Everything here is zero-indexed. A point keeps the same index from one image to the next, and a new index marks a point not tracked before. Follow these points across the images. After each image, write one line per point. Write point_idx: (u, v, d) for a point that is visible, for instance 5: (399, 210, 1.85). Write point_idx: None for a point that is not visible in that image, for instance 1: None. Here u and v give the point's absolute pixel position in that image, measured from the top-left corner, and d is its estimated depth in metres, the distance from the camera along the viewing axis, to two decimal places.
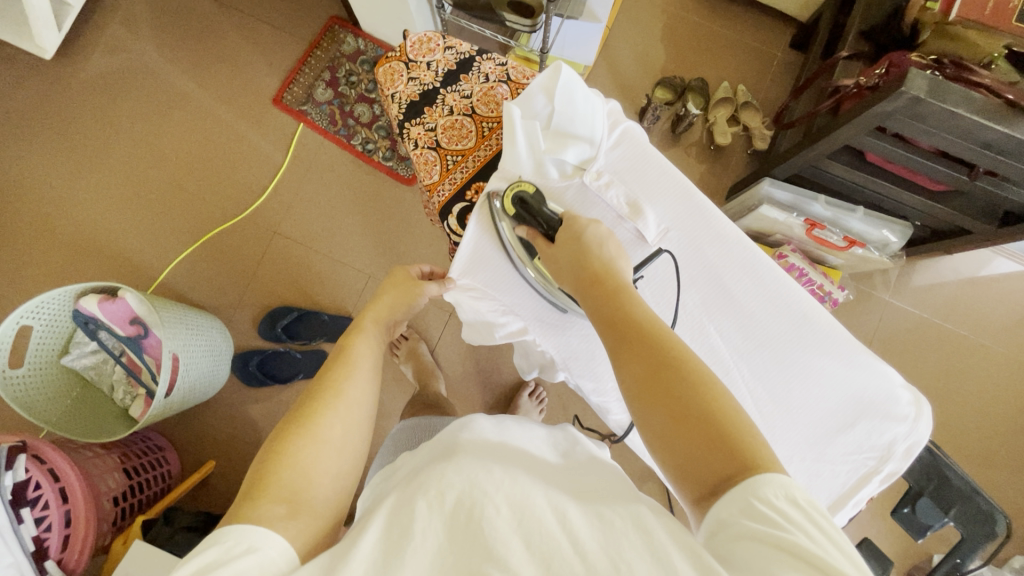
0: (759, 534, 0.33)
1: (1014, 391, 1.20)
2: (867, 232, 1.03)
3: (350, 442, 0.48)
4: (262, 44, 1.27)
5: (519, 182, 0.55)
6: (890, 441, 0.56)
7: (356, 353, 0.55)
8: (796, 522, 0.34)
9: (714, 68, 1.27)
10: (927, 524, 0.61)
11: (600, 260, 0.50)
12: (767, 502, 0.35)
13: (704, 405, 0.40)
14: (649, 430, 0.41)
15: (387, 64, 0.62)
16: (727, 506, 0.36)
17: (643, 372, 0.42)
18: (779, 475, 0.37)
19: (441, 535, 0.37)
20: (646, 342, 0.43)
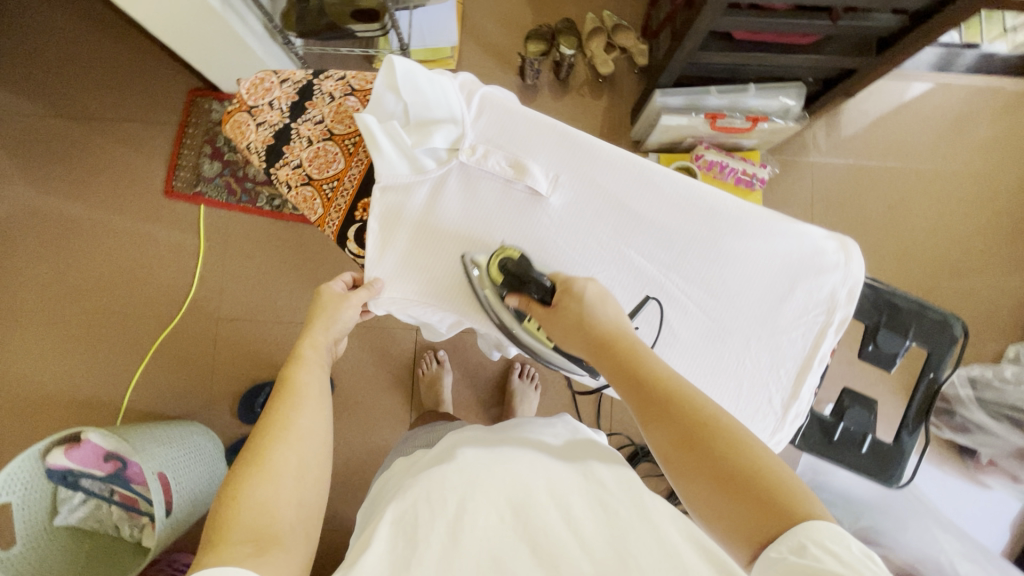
0: (813, 574, 0.32)
1: (955, 199, 1.24)
2: (766, 105, 1.04)
3: (309, 471, 0.47)
4: (133, 141, 1.22)
5: (502, 251, 0.56)
6: (830, 291, 0.57)
7: (294, 378, 0.53)
8: (854, 568, 0.32)
9: (574, 3, 1.27)
10: (894, 353, 0.60)
11: (606, 323, 0.50)
12: (820, 543, 0.34)
13: (761, 478, 0.38)
14: (703, 506, 0.39)
15: (231, 118, 0.60)
16: (777, 545, 0.35)
17: (680, 451, 0.41)
18: (832, 523, 0.35)
19: (440, 534, 0.42)
20: (688, 413, 0.42)
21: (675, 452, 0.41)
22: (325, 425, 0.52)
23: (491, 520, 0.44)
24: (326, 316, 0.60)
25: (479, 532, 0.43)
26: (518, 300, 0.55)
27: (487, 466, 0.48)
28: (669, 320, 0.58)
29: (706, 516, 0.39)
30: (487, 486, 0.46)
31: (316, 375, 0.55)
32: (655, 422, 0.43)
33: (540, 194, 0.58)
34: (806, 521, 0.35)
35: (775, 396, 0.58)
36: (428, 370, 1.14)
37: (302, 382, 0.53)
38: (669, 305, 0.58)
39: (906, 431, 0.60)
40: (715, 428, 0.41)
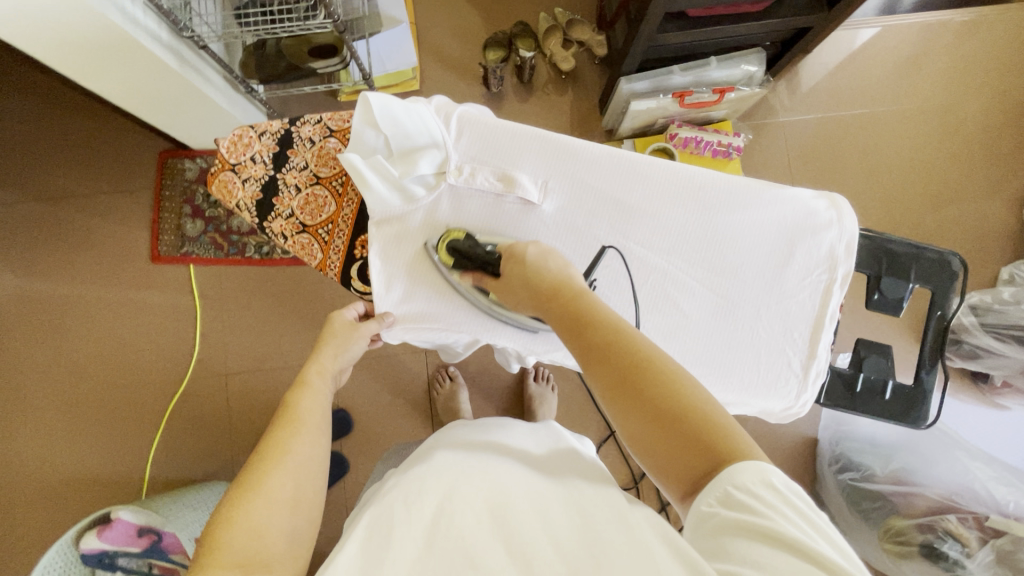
0: (741, 524, 0.35)
1: (926, 135, 1.27)
2: (731, 75, 1.05)
3: (303, 502, 0.47)
4: (111, 213, 1.21)
5: (448, 232, 0.56)
6: (829, 249, 0.58)
7: (296, 405, 0.53)
8: (774, 504, 0.35)
9: (525, 5, 1.28)
10: (899, 298, 0.61)
11: (553, 273, 0.52)
12: (744, 488, 0.37)
13: (692, 417, 0.41)
14: (641, 445, 0.43)
15: (216, 179, 0.60)
16: (706, 496, 0.38)
17: (620, 392, 0.44)
18: (752, 460, 0.38)
19: (419, 544, 0.42)
20: (624, 355, 0.44)
21: (614, 393, 0.44)
22: (322, 452, 0.51)
23: (472, 523, 0.43)
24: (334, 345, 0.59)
25: (461, 535, 0.42)
26: (472, 278, 0.56)
27: (471, 476, 0.48)
28: (679, 303, 0.59)
29: (645, 455, 0.43)
30: (470, 493, 0.46)
31: (319, 402, 0.54)
32: (599, 365, 0.45)
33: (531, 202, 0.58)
34: (735, 464, 0.38)
35: (793, 359, 0.59)
36: (443, 387, 1.13)
37: (305, 409, 0.53)
38: (676, 289, 0.59)
39: (923, 370, 0.61)
40: (649, 368, 0.43)
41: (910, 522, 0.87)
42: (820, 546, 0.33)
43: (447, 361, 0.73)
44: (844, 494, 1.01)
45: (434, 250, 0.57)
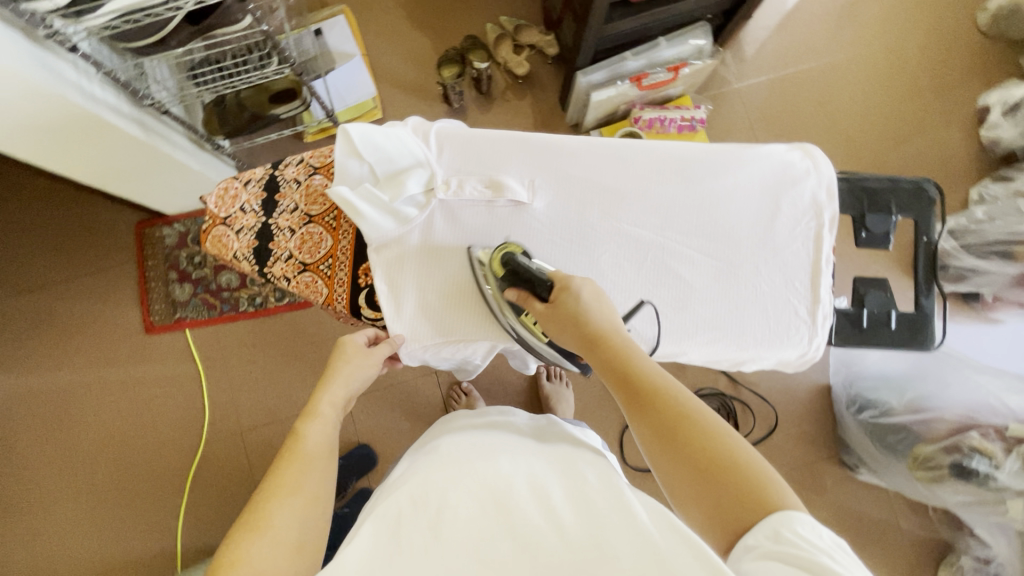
0: (793, 558, 0.37)
1: (873, 77, 1.32)
2: (681, 52, 1.08)
3: (307, 542, 0.47)
4: (96, 292, 1.20)
5: (506, 245, 0.56)
6: (811, 195, 0.60)
7: (304, 436, 0.53)
8: (825, 551, 0.37)
9: (470, 19, 1.31)
10: (886, 231, 0.63)
11: (601, 321, 0.52)
12: (792, 529, 0.39)
13: (736, 472, 0.43)
14: (684, 494, 0.44)
15: (210, 236, 0.61)
16: (755, 534, 0.40)
17: (667, 440, 0.46)
18: (797, 512, 0.41)
19: (425, 539, 0.41)
20: (669, 409, 0.47)
21: (659, 445, 0.46)
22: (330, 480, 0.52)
23: (473, 514, 0.42)
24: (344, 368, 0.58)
25: (463, 523, 0.42)
26: (518, 295, 0.55)
27: (470, 468, 0.48)
28: (680, 271, 0.60)
29: (685, 503, 0.45)
30: (472, 484, 0.46)
31: (325, 430, 0.54)
32: (647, 413, 0.47)
33: (521, 201, 0.59)
34: (781, 513, 0.40)
35: (799, 307, 0.60)
36: (460, 403, 1.13)
37: (309, 437, 0.53)
38: (675, 260, 0.60)
39: (922, 295, 0.63)
40: (692, 424, 0.46)
41: (936, 447, 0.91)
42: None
43: (465, 377, 0.75)
44: (868, 433, 1.04)
45: (489, 262, 0.57)
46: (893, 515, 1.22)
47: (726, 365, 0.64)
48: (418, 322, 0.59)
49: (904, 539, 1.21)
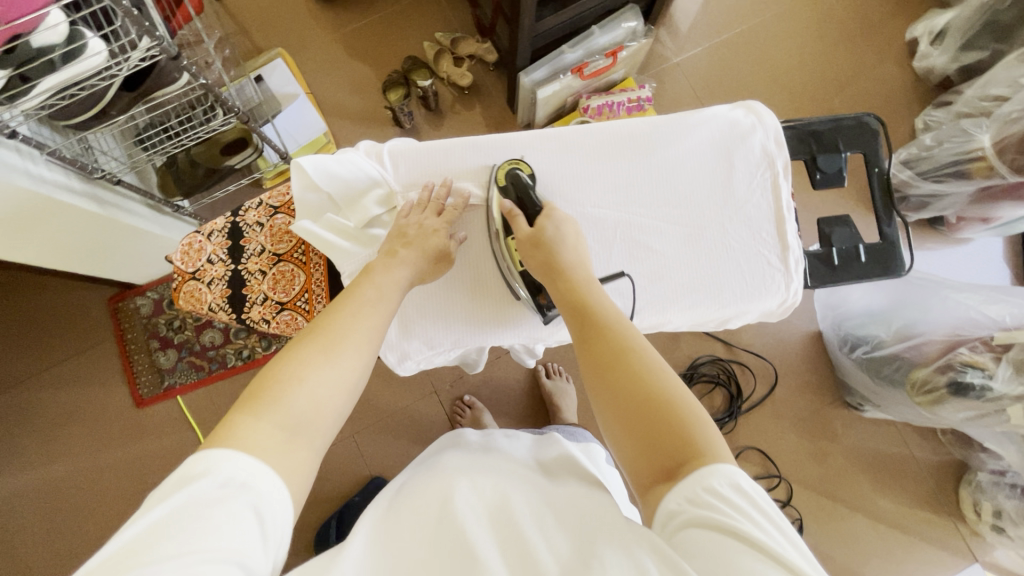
0: (709, 522, 0.39)
1: (804, 29, 1.36)
2: (615, 36, 1.11)
3: (336, 408, 0.45)
4: (78, 377, 1.17)
5: (515, 161, 0.60)
6: (761, 148, 0.62)
7: (341, 345, 0.47)
8: (740, 510, 0.39)
9: (407, 41, 1.32)
10: (838, 168, 0.65)
11: (567, 256, 0.55)
12: (714, 491, 0.40)
13: (669, 414, 0.46)
14: (618, 429, 0.47)
15: (181, 293, 0.61)
16: (675, 496, 0.42)
17: (605, 369, 0.49)
18: (721, 464, 0.42)
19: (418, 551, 0.44)
20: (618, 344, 0.50)
21: (605, 373, 0.49)
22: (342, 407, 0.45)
23: (474, 524, 0.45)
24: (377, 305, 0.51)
25: (460, 529, 0.45)
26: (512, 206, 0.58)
27: (474, 482, 0.51)
28: (649, 242, 0.62)
29: (612, 432, 0.48)
30: (476, 499, 0.49)
31: (358, 356, 0.47)
32: (596, 342, 0.50)
33: (471, 197, 0.61)
34: (707, 464, 0.42)
35: (771, 256, 0.62)
36: (466, 417, 1.13)
37: (346, 341, 0.48)
38: (642, 233, 0.61)
39: (883, 223, 0.64)
40: (637, 361, 0.49)
41: (929, 369, 0.91)
42: (786, 552, 0.36)
43: (468, 373, 0.76)
44: (866, 370, 1.05)
45: (493, 173, 0.60)
46: (905, 445, 1.24)
47: (712, 324, 0.65)
48: (402, 339, 0.61)
49: (919, 466, 1.24)
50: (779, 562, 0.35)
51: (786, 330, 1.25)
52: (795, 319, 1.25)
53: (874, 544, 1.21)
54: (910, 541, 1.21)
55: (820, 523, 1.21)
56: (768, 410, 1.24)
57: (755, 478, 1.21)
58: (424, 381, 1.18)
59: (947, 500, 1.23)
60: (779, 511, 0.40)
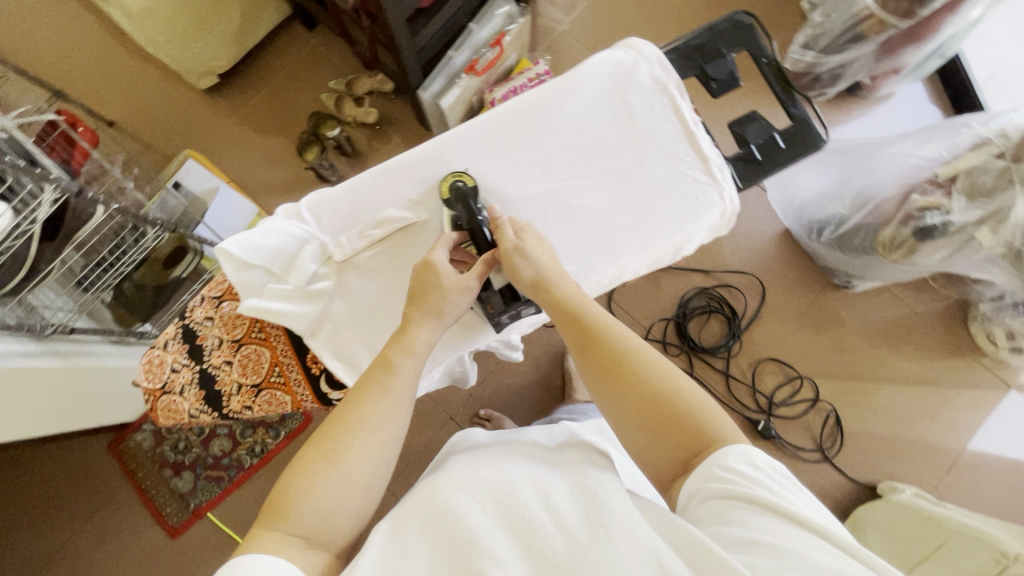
0: (731, 494, 0.43)
1: None
2: (494, 25, 1.13)
3: (368, 486, 0.47)
4: (105, 530, 1.16)
5: (458, 173, 0.60)
6: (650, 78, 0.63)
7: (344, 450, 0.46)
8: (757, 478, 0.44)
9: (305, 100, 1.33)
10: (730, 71, 0.66)
11: (548, 265, 0.57)
12: (731, 468, 0.45)
13: (676, 405, 0.49)
14: (630, 422, 0.50)
15: (161, 408, 0.61)
16: (695, 479, 0.46)
17: (611, 371, 0.52)
18: (733, 446, 0.47)
19: (426, 541, 0.46)
20: (616, 347, 0.53)
21: (611, 374, 0.52)
22: (350, 512, 0.46)
23: (476, 509, 0.47)
24: (382, 401, 0.50)
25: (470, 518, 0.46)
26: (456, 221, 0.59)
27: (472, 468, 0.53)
28: (579, 199, 0.62)
29: (625, 431, 0.50)
30: (474, 483, 0.50)
31: (368, 454, 0.47)
32: (596, 346, 0.54)
33: (399, 221, 0.61)
34: (724, 446, 0.47)
35: (695, 172, 0.63)
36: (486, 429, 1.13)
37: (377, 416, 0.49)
38: (570, 195, 0.63)
39: (789, 107, 0.66)
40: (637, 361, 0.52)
41: (892, 226, 0.93)
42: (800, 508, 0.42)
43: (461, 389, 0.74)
44: (839, 250, 1.07)
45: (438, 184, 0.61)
46: (904, 303, 1.26)
47: (669, 256, 0.66)
48: None
49: (924, 318, 1.26)
50: (795, 519, 0.41)
51: (756, 238, 1.27)
52: (760, 225, 1.27)
53: (909, 406, 1.23)
54: (940, 390, 1.23)
55: (854, 404, 1.22)
56: (767, 317, 1.25)
57: (778, 386, 1.22)
58: (437, 411, 1.19)
59: (961, 339, 1.25)
60: (793, 478, 0.45)
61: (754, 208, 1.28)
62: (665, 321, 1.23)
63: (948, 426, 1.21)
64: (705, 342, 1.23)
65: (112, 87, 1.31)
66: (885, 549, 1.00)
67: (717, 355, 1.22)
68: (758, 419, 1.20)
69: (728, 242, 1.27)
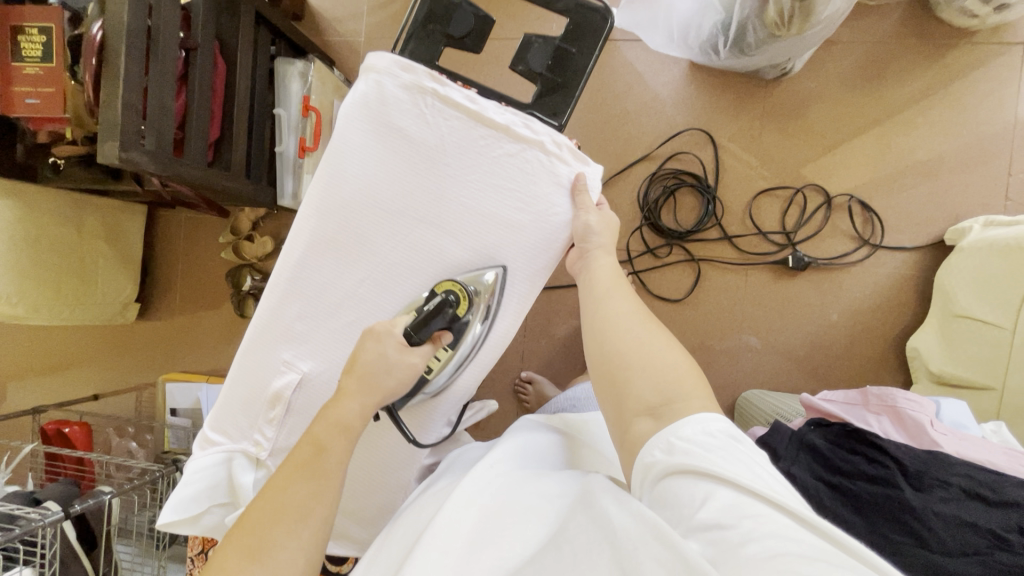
0: (685, 464, 0.44)
1: None
2: (295, 94, 1.05)
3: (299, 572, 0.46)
4: None
5: (455, 283, 0.57)
6: (399, 90, 0.56)
7: (251, 526, 0.46)
8: (711, 451, 0.44)
9: (214, 268, 1.34)
10: (471, 14, 0.57)
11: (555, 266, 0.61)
12: (685, 437, 0.46)
13: (659, 366, 0.52)
14: (611, 374, 0.54)
15: None
16: (652, 450, 0.47)
17: (609, 332, 0.56)
18: (694, 416, 0.48)
19: None
20: (620, 314, 0.57)
21: (608, 335, 0.56)
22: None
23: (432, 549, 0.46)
24: (309, 480, 0.49)
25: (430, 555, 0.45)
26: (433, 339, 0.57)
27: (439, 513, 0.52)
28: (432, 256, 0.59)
29: (605, 378, 0.55)
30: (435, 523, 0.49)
31: (300, 544, 0.46)
32: (607, 307, 0.57)
33: (292, 389, 0.60)
34: (689, 415, 0.48)
35: (504, 147, 0.56)
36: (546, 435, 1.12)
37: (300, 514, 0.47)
38: (416, 257, 0.59)
39: (551, 5, 0.55)
40: (639, 331, 0.55)
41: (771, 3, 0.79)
42: (762, 484, 0.41)
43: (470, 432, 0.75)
44: (745, 54, 0.94)
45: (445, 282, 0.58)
46: (860, 40, 1.08)
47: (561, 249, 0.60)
48: (370, 529, 0.64)
49: (891, 42, 1.07)
50: (748, 489, 0.40)
51: (668, 91, 1.13)
52: (665, 78, 1.13)
53: (928, 139, 1.07)
54: (950, 102, 1.06)
55: (869, 178, 1.08)
56: (732, 157, 1.12)
57: (783, 213, 1.10)
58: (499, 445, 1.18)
59: (940, 34, 1.05)
60: (750, 444, 0.46)
61: (647, 66, 1.14)
62: (639, 231, 1.14)
63: (979, 130, 1.05)
64: (687, 224, 1.12)
65: (75, 367, 1.39)
66: (979, 304, 0.89)
67: (707, 226, 1.12)
68: (785, 256, 1.10)
69: (646, 114, 1.14)
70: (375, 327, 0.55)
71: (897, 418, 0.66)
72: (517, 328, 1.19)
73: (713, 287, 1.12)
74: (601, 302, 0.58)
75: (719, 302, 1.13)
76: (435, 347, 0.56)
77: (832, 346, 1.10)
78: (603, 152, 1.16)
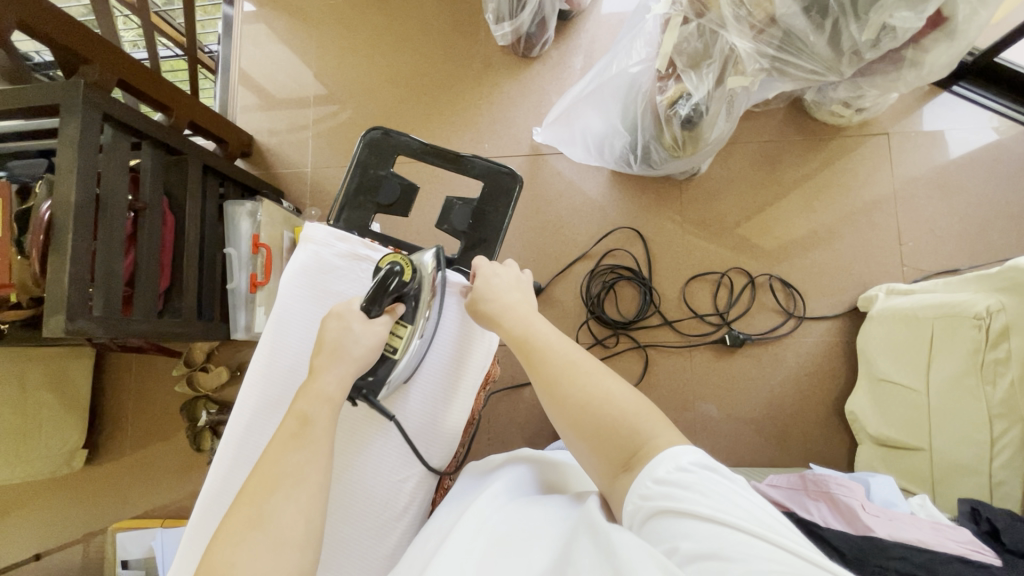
0: (666, 505, 0.45)
1: (343, 45, 1.36)
2: (245, 232, 1.10)
3: None
4: None
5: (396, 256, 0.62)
6: (338, 258, 0.64)
7: None
8: (688, 486, 0.45)
9: (167, 403, 1.31)
10: (397, 184, 0.65)
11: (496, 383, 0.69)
12: (662, 476, 0.47)
13: (613, 413, 0.54)
14: (577, 429, 0.55)
15: None
16: (632, 497, 0.49)
17: (558, 382, 0.57)
18: (663, 452, 0.49)
19: None
20: (565, 361, 0.58)
21: (554, 387, 0.57)
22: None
23: None
24: None
25: None
26: (388, 311, 0.61)
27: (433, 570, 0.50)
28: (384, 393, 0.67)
29: (571, 432, 0.56)
30: None
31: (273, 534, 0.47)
32: (545, 363, 0.58)
33: None
34: (660, 452, 0.50)
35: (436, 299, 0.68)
36: None
37: None
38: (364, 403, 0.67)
39: (467, 172, 0.65)
40: (582, 371, 0.57)
41: (666, 130, 0.91)
42: (741, 513, 0.42)
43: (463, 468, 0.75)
44: (653, 168, 1.05)
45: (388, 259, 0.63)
46: (755, 142, 1.22)
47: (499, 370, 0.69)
48: None
49: (781, 141, 1.22)
50: (729, 520, 0.41)
51: (596, 196, 1.24)
52: (593, 185, 1.25)
53: (828, 219, 1.20)
54: (841, 186, 1.20)
55: (785, 257, 1.19)
56: (662, 250, 1.22)
57: (715, 295, 1.19)
58: None
59: (821, 132, 1.21)
60: (725, 473, 0.47)
61: (575, 176, 1.25)
62: (586, 324, 1.21)
63: (870, 209, 1.19)
64: (629, 313, 1.20)
65: (14, 529, 1.30)
66: (895, 367, 0.97)
67: (648, 314, 1.19)
68: (722, 335, 1.18)
69: (579, 217, 1.24)
70: (336, 308, 0.59)
71: (833, 502, 0.71)
72: (482, 432, 1.21)
73: (661, 370, 1.18)
74: (545, 352, 0.59)
75: (670, 384, 1.18)
76: (393, 318, 0.60)
77: (780, 415, 1.15)
78: (545, 254, 1.24)
